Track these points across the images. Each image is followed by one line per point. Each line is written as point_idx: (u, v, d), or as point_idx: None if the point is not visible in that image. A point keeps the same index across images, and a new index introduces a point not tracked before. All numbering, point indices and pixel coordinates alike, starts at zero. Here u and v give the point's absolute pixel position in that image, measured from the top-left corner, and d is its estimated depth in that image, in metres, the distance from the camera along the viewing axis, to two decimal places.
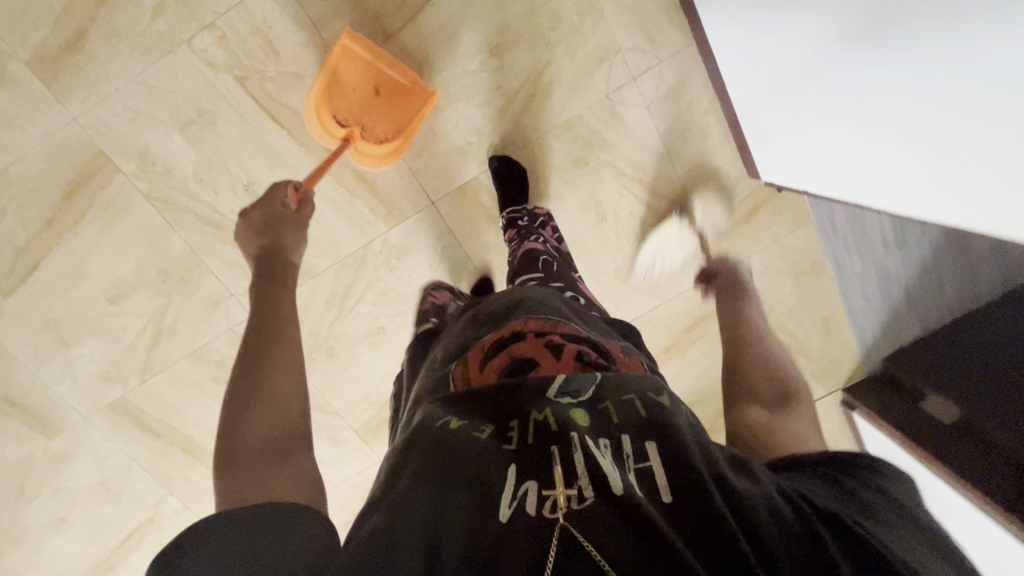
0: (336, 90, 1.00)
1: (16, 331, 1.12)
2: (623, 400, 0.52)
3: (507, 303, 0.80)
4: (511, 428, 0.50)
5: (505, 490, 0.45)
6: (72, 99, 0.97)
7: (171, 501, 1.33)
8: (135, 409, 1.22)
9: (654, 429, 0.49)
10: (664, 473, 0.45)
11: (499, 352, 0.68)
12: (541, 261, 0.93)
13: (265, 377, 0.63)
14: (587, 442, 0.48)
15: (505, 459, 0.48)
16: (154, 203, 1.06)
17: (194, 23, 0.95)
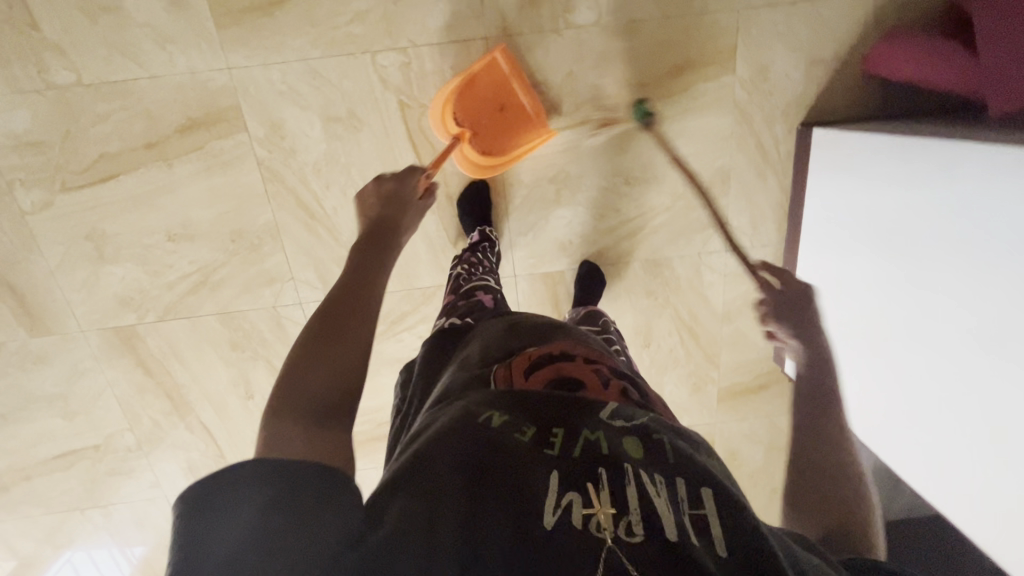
0: (467, 91, 1.00)
1: (56, 226, 1.06)
2: (671, 441, 0.53)
3: (543, 321, 0.78)
4: (555, 436, 0.51)
5: (549, 497, 0.45)
6: (237, 50, 0.97)
7: (126, 436, 1.28)
8: (137, 342, 1.18)
9: (700, 481, 0.49)
10: (717, 524, 0.46)
11: (546, 365, 0.65)
12: (602, 322, 0.99)
13: (336, 338, 0.59)
14: (641, 475, 0.48)
15: (548, 465, 0.48)
16: (263, 171, 1.05)
17: (388, 40, 0.98)
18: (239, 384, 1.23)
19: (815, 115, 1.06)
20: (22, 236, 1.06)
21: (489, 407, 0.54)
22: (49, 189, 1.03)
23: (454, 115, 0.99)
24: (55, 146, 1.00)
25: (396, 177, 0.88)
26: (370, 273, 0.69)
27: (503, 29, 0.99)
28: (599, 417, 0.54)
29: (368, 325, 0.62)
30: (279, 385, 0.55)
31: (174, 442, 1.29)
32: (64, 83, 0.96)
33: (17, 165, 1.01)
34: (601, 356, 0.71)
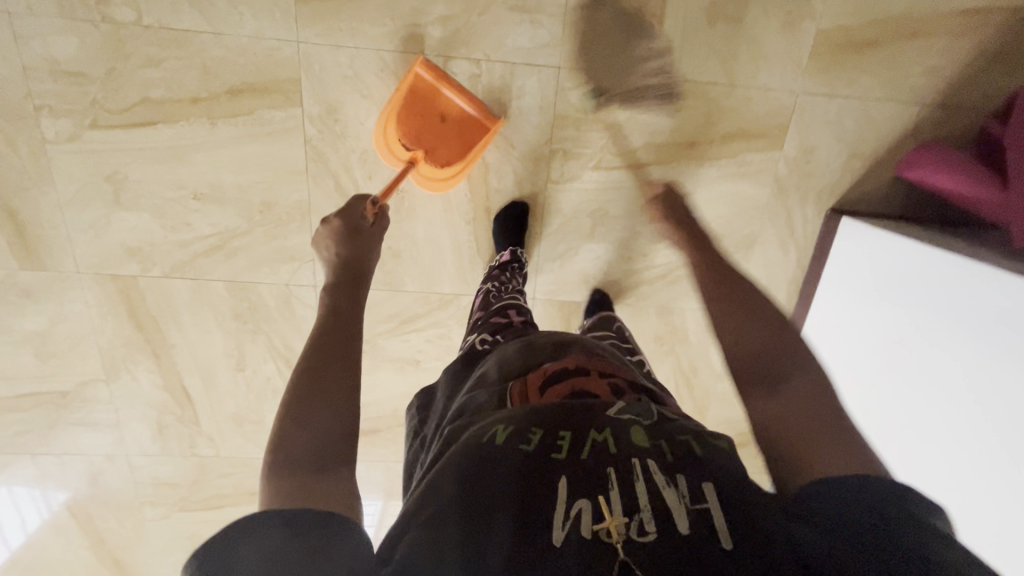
0: (406, 112, 0.98)
1: (76, 161, 1.01)
2: (677, 441, 0.50)
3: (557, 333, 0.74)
4: (560, 440, 0.49)
5: (557, 508, 0.43)
6: (309, 26, 0.95)
7: (99, 387, 1.22)
8: (135, 295, 1.13)
9: (709, 470, 0.47)
10: (722, 517, 0.43)
11: (561, 380, 0.61)
12: (616, 327, 0.97)
13: (325, 379, 0.57)
14: (649, 467, 0.46)
15: (553, 472, 0.46)
16: (308, 149, 1.03)
17: (463, 48, 0.98)
18: (233, 355, 1.20)
19: (844, 203, 1.12)
20: (38, 165, 1.01)
21: (495, 422, 0.53)
22: (78, 123, 0.98)
23: (400, 141, 0.99)
24: (96, 81, 0.95)
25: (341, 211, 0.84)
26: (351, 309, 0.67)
27: (576, 62, 1.00)
28: (604, 416, 0.52)
29: (353, 363, 0.60)
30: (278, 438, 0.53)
31: (148, 401, 1.24)
32: (122, 19, 0.92)
33: (50, 91, 0.95)
34: (616, 368, 0.66)
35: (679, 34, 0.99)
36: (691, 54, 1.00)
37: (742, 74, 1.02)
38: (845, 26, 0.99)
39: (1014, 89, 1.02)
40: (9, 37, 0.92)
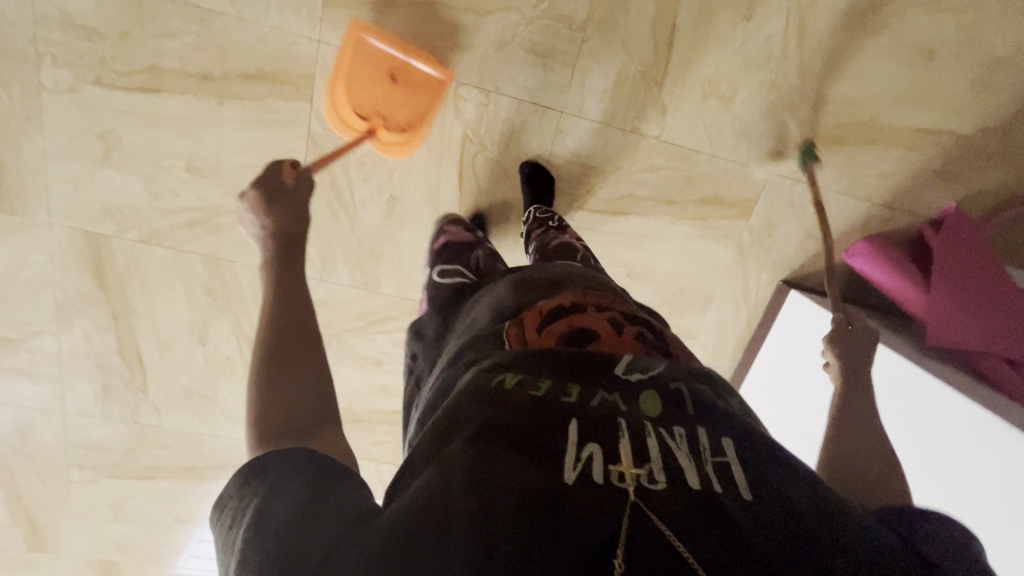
0: (354, 77, 0.98)
1: (70, 113, 1.00)
2: (689, 391, 0.56)
3: (556, 276, 0.79)
4: (572, 392, 0.53)
5: (568, 449, 0.46)
6: (333, 31, 0.99)
7: (48, 341, 1.18)
8: (105, 254, 1.11)
9: (718, 429, 0.52)
10: (741, 474, 0.47)
11: (558, 320, 0.68)
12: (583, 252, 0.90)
13: (288, 360, 0.64)
14: (659, 432, 0.50)
15: (565, 416, 0.50)
16: (310, 144, 1.05)
17: (476, 79, 1.03)
18: (196, 328, 1.20)
19: (794, 278, 1.23)
20: (28, 110, 0.99)
21: (503, 370, 0.57)
22: (80, 77, 0.97)
23: (356, 110, 1.00)
24: (107, 40, 0.95)
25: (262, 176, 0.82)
26: (294, 291, 0.72)
27: (578, 111, 1.07)
28: (616, 372, 0.57)
29: (308, 339, 0.67)
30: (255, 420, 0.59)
31: (97, 362, 1.21)
32: None
33: (57, 41, 0.95)
34: (612, 303, 0.73)
35: (676, 102, 1.07)
36: (683, 123, 1.08)
37: (725, 148, 1.11)
38: (820, 124, 1.10)
39: (949, 206, 1.16)
40: None
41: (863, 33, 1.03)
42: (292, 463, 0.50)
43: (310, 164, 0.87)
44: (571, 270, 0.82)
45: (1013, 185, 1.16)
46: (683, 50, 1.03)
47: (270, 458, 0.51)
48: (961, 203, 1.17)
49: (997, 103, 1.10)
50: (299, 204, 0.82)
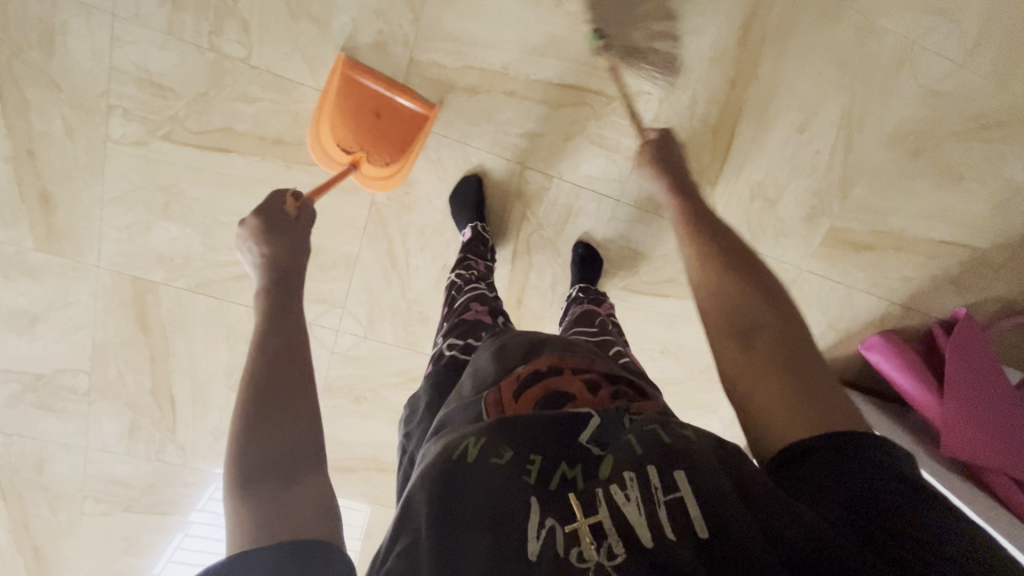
0: (337, 114, 0.96)
1: (134, 165, 0.99)
2: (642, 436, 0.50)
3: (535, 334, 0.71)
4: (529, 460, 0.49)
5: (527, 528, 0.45)
6: None
7: (78, 378, 1.17)
8: (151, 299, 1.11)
9: (677, 459, 0.48)
10: (697, 507, 0.45)
11: (536, 384, 0.62)
12: (599, 321, 0.92)
13: (278, 391, 0.60)
14: (613, 488, 0.47)
15: (523, 491, 0.47)
16: (372, 211, 1.07)
17: (540, 165, 1.06)
18: (233, 375, 1.20)
19: None
20: (92, 158, 0.98)
21: (460, 437, 0.52)
22: (150, 131, 0.97)
23: (338, 144, 0.97)
24: (183, 100, 0.95)
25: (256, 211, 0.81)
26: (293, 321, 0.68)
27: (633, 201, 1.11)
28: (578, 437, 0.51)
29: (303, 371, 0.63)
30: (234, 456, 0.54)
31: (126, 401, 1.20)
32: (229, 54, 0.93)
33: (131, 96, 0.94)
34: (590, 360, 0.66)
35: (726, 200, 1.12)
36: (729, 219, 1.14)
37: (767, 243, 1.17)
38: (853, 229, 1.17)
39: (958, 310, 1.24)
40: (106, 36, 0.90)
41: (903, 153, 1.11)
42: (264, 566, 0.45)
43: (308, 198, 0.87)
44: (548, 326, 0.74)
45: (1019, 297, 1.25)
46: (739, 154, 1.08)
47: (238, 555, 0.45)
48: (968, 308, 1.26)
49: (1012, 224, 1.19)
50: (301, 233, 0.82)
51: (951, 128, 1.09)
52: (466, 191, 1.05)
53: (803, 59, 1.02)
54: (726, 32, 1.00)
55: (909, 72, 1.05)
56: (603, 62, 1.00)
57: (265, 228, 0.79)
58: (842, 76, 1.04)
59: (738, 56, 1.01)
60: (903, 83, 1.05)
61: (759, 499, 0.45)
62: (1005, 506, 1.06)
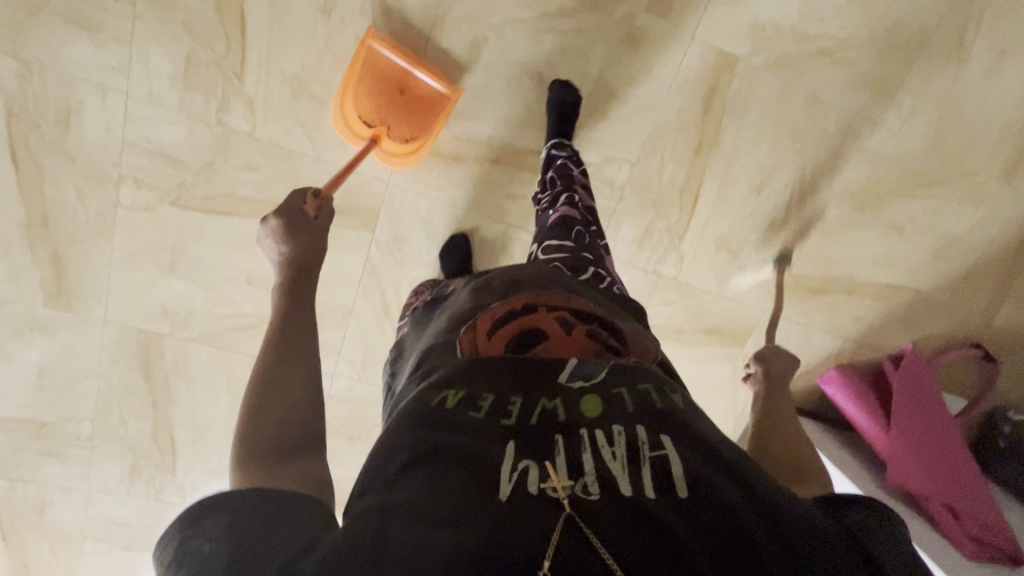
0: (362, 90, 0.99)
1: (142, 228, 1.06)
2: (631, 392, 0.57)
3: (514, 276, 0.80)
4: (516, 408, 0.54)
5: (504, 465, 0.48)
6: (402, 175, 1.08)
7: (82, 425, 1.21)
8: (155, 350, 1.16)
9: (661, 424, 0.54)
10: (677, 466, 0.49)
11: (510, 322, 0.71)
12: (575, 231, 0.93)
13: (285, 378, 0.66)
14: (597, 435, 0.51)
15: (509, 434, 0.52)
16: (367, 266, 1.15)
17: (525, 222, 1.15)
18: (233, 417, 1.25)
19: None
20: (102, 222, 1.04)
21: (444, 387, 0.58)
22: (158, 197, 1.04)
23: (360, 117, 1.00)
24: (191, 169, 1.02)
25: (282, 212, 0.87)
26: (303, 318, 0.73)
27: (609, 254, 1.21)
28: (557, 379, 0.58)
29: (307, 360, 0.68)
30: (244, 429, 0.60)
31: (129, 444, 1.25)
32: (235, 128, 1.00)
33: (140, 166, 1.01)
34: (563, 299, 0.75)
35: (692, 252, 1.22)
36: (696, 268, 1.24)
37: (731, 288, 1.27)
38: (809, 275, 1.28)
39: (907, 344, 1.37)
40: (119, 113, 0.97)
41: (850, 209, 1.22)
42: (247, 507, 0.47)
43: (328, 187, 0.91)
44: (529, 269, 0.83)
45: (958, 332, 1.38)
46: (704, 211, 1.19)
47: (228, 498, 0.48)
48: (916, 343, 1.39)
49: (950, 268, 1.32)
50: (318, 246, 0.85)
51: (893, 187, 1.21)
52: (454, 249, 1.12)
53: (761, 128, 1.13)
54: (691, 106, 1.09)
55: (854, 141, 1.16)
56: (580, 132, 1.09)
57: (290, 229, 0.84)
58: (795, 143, 1.15)
59: (702, 126, 1.11)
60: (850, 149, 1.17)
61: (728, 467, 0.51)
62: (934, 529, 1.15)
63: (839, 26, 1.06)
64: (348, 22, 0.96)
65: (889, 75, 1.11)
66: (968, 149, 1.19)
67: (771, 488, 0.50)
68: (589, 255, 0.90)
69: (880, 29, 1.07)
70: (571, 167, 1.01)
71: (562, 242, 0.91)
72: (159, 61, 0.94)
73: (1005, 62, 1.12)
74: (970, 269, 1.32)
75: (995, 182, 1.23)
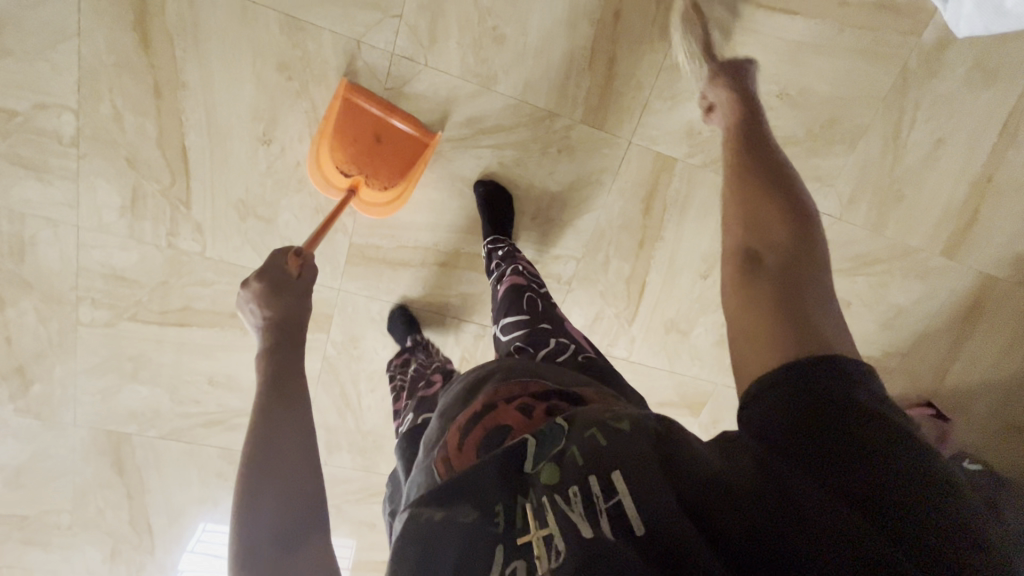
0: (339, 142, 0.97)
1: (103, 341, 1.10)
2: (578, 440, 0.47)
3: (474, 377, 0.65)
4: (494, 510, 0.45)
5: (491, 573, 0.42)
6: (352, 280, 1.11)
7: (61, 516, 1.26)
8: (125, 447, 1.21)
9: (613, 460, 0.45)
10: (634, 506, 0.42)
11: (466, 428, 0.56)
12: (527, 300, 0.84)
13: (278, 455, 0.51)
14: (558, 499, 0.44)
15: (488, 541, 0.44)
16: (325, 363, 1.19)
17: (475, 317, 1.18)
18: (206, 502, 1.30)
19: None
20: (64, 339, 1.09)
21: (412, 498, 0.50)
22: (116, 314, 1.08)
23: (339, 168, 0.98)
24: (146, 287, 1.06)
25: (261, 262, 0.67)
26: (296, 377, 0.57)
27: None
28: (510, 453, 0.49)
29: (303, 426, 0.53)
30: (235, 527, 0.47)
31: (107, 532, 1.29)
32: (186, 249, 1.04)
33: (97, 288, 1.05)
34: (526, 383, 0.60)
35: (643, 333, 1.25)
36: (648, 347, 1.27)
37: (686, 362, 1.29)
38: None
39: None
40: (72, 242, 1.01)
41: None
42: None
43: (305, 246, 0.80)
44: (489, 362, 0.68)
45: (909, 392, 1.38)
46: (652, 296, 1.21)
47: None
48: None
49: (900, 337, 1.32)
50: (307, 299, 0.66)
51: (837, 266, 1.23)
52: None
53: (702, 221, 1.15)
54: (631, 206, 1.11)
55: None
56: (524, 235, 1.12)
57: (273, 290, 0.64)
58: None
59: (643, 223, 1.13)
60: None
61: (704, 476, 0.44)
62: None
63: (773, 125, 1.08)
64: (288, 149, 0.99)
65: (827, 165, 1.12)
66: (911, 231, 1.20)
67: (770, 495, 0.42)
68: (549, 325, 0.79)
69: (814, 126, 1.09)
70: (506, 257, 0.97)
71: (515, 315, 0.83)
72: (107, 194, 0.98)
73: (942, 150, 1.12)
74: (920, 339, 1.32)
75: (938, 258, 1.23)
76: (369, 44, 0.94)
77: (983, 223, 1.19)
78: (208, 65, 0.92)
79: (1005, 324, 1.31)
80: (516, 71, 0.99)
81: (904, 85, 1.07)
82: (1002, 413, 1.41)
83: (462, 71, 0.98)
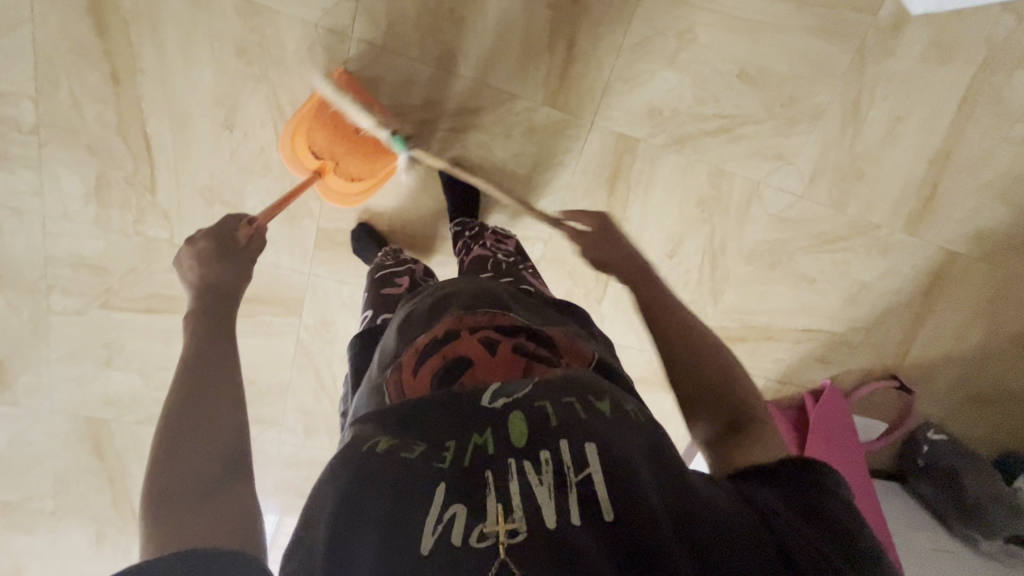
0: (315, 123, 0.95)
1: (76, 328, 1.11)
2: (557, 406, 0.48)
3: (440, 297, 0.68)
4: (444, 447, 0.46)
5: (429, 513, 0.41)
6: (322, 264, 1.13)
7: (43, 502, 1.28)
8: (104, 433, 1.23)
9: (597, 436, 0.46)
10: (605, 486, 0.42)
11: (432, 352, 0.60)
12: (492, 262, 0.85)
13: (201, 411, 0.54)
14: (529, 469, 0.44)
15: (432, 480, 0.44)
16: (299, 346, 1.20)
17: None
18: None
19: None
20: (36, 327, 1.10)
21: (375, 431, 0.49)
22: (87, 302, 1.09)
23: (310, 150, 0.97)
24: (115, 274, 1.07)
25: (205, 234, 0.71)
26: (225, 338, 0.61)
27: None
28: (478, 400, 0.50)
29: (227, 380, 0.57)
30: (152, 475, 0.49)
31: (89, 516, 1.31)
32: (152, 235, 1.04)
33: (66, 276, 1.06)
34: (494, 315, 0.63)
35: (612, 312, 1.27)
36: (619, 326, 1.29)
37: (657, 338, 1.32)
38: (727, 327, 1.33)
39: (825, 381, 1.41)
40: (39, 231, 1.01)
41: (761, 267, 1.26)
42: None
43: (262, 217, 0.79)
44: (456, 285, 0.70)
45: (875, 366, 1.41)
46: None
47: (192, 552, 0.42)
48: (836, 380, 1.43)
49: (865, 312, 1.35)
50: (246, 268, 0.69)
51: (802, 244, 1.25)
52: None
53: (666, 201, 1.17)
54: (596, 186, 1.13)
55: (760, 205, 1.19)
56: (491, 217, 1.14)
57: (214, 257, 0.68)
58: (701, 213, 1.19)
59: (608, 203, 1.15)
60: (756, 214, 1.20)
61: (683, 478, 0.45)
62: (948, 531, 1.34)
63: (732, 105, 1.10)
64: (251, 136, 0.99)
65: (788, 144, 1.14)
66: (871, 208, 1.22)
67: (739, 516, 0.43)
68: (511, 278, 0.80)
69: (774, 105, 1.10)
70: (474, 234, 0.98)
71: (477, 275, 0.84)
72: (70, 182, 0.98)
73: (901, 127, 1.14)
74: (883, 314, 1.35)
75: (899, 235, 1.25)
76: (327, 27, 0.95)
77: (941, 200, 1.22)
78: (166, 51, 0.92)
79: (965, 299, 1.34)
80: (477, 55, 1.00)
81: (862, 64, 1.08)
82: (963, 386, 1.45)
83: (422, 55, 0.99)
